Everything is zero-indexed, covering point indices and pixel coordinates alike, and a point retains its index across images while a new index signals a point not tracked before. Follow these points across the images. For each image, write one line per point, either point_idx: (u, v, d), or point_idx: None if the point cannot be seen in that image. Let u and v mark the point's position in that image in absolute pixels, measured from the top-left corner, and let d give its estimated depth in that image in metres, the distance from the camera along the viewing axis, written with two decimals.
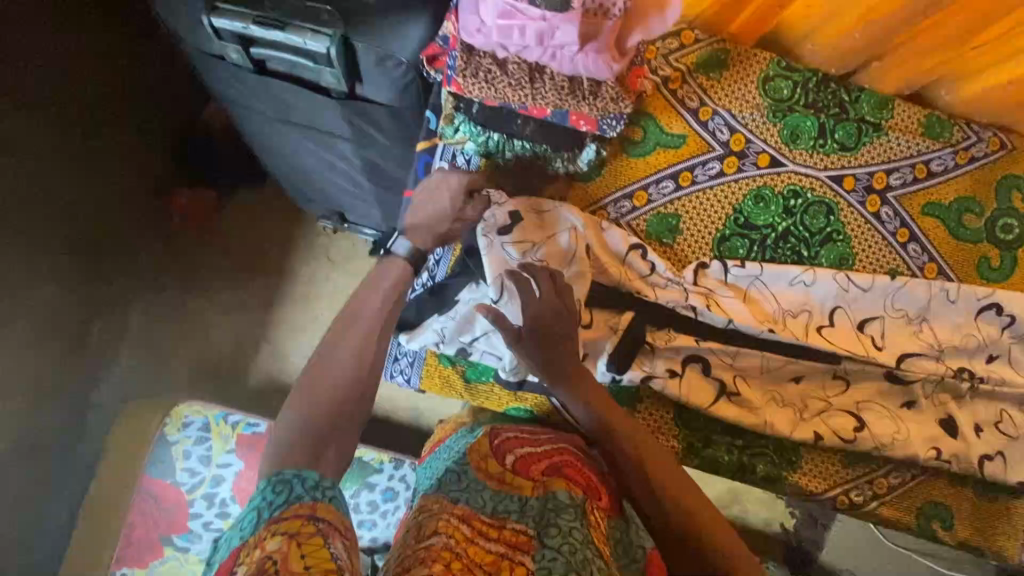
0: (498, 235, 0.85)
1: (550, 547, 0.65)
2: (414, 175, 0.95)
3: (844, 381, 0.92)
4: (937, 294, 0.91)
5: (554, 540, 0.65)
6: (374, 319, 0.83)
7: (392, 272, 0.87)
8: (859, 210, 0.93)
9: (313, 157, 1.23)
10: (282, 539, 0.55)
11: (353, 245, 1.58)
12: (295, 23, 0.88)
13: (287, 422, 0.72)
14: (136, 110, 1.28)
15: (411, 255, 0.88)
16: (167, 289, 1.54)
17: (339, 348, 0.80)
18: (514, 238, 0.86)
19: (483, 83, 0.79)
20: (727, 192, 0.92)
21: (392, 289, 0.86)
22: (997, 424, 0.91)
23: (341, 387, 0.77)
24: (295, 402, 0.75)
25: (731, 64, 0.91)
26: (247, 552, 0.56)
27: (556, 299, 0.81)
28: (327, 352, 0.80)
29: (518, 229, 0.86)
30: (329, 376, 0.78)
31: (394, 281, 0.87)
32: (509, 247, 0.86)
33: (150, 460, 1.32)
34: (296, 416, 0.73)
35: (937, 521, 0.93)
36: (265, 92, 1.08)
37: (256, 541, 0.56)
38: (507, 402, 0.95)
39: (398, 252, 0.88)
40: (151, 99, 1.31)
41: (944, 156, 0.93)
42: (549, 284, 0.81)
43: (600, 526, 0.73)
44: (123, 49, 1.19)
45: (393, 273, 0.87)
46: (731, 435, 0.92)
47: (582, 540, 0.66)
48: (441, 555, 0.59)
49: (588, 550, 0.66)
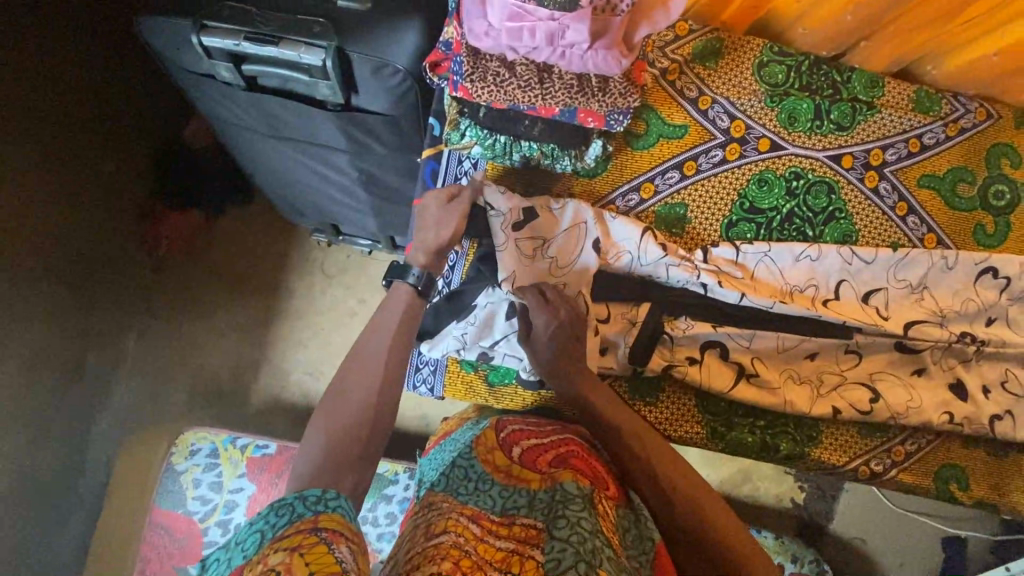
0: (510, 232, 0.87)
1: (558, 538, 0.62)
2: (420, 183, 0.93)
3: (856, 354, 0.93)
4: (937, 262, 0.93)
5: (562, 531, 0.63)
6: (389, 347, 0.83)
7: (400, 299, 0.86)
8: (859, 187, 0.95)
9: (307, 171, 1.21)
10: (284, 553, 0.55)
11: (347, 257, 1.56)
12: (288, 38, 0.87)
13: (306, 448, 0.73)
14: (115, 130, 1.25)
15: (425, 278, 0.86)
16: (160, 316, 1.51)
17: (353, 375, 0.80)
18: (524, 235, 0.88)
19: (493, 87, 0.78)
20: (731, 179, 0.93)
21: (403, 311, 0.85)
22: (1003, 384, 0.95)
23: (358, 415, 0.77)
24: (314, 428, 0.76)
25: (726, 52, 0.92)
26: (248, 568, 0.55)
27: (563, 307, 0.86)
28: (342, 380, 0.80)
29: (528, 227, 0.88)
30: (346, 403, 0.78)
31: (406, 311, 0.85)
32: (520, 244, 0.88)
33: (160, 492, 1.29)
34: (321, 439, 0.74)
35: (953, 483, 0.96)
36: (257, 110, 1.06)
37: (258, 557, 0.56)
38: (531, 403, 0.95)
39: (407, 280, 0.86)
40: (130, 118, 1.28)
41: (935, 129, 0.96)
42: (555, 293, 0.87)
43: (608, 516, 0.71)
44: (99, 71, 1.16)
45: (401, 300, 0.86)
46: (753, 416, 0.94)
47: (591, 529, 0.64)
48: (449, 552, 0.59)
49: (596, 539, 0.63)
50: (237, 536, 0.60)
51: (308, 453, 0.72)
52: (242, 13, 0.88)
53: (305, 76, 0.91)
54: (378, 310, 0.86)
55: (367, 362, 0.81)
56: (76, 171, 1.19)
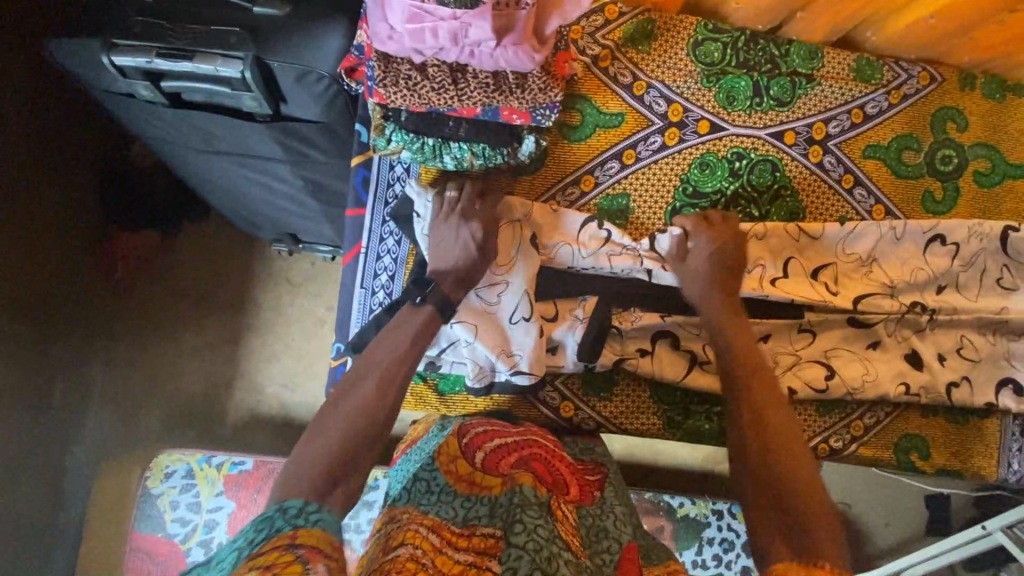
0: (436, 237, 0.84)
1: (515, 545, 0.61)
2: (352, 192, 0.92)
3: (810, 332, 0.93)
4: (885, 234, 0.92)
5: (519, 537, 0.62)
6: (396, 360, 0.75)
7: (417, 319, 0.79)
8: (803, 162, 0.93)
9: (251, 184, 1.16)
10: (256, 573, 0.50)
11: (312, 265, 1.51)
12: (203, 51, 0.83)
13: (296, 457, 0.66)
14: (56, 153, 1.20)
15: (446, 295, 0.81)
16: (123, 341, 1.45)
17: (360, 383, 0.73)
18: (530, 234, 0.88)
19: (406, 91, 0.76)
20: (673, 164, 0.91)
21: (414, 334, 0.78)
22: (959, 351, 0.94)
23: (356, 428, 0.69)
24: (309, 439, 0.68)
25: (659, 34, 0.90)
26: None
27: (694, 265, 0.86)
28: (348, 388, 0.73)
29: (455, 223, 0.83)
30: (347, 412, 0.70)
31: (418, 331, 0.78)
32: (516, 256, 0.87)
33: (137, 516, 1.26)
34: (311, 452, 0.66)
35: (914, 452, 0.96)
36: (188, 126, 1.02)
37: None
38: (483, 407, 0.94)
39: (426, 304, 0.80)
40: (71, 138, 1.24)
41: (877, 97, 0.94)
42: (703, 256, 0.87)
43: (567, 520, 0.70)
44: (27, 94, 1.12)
45: (420, 321, 0.79)
46: (710, 403, 0.93)
47: (547, 537, 0.62)
48: (406, 566, 0.58)
49: (553, 545, 0.62)
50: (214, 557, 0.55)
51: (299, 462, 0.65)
52: (153, 27, 0.84)
53: (226, 89, 0.87)
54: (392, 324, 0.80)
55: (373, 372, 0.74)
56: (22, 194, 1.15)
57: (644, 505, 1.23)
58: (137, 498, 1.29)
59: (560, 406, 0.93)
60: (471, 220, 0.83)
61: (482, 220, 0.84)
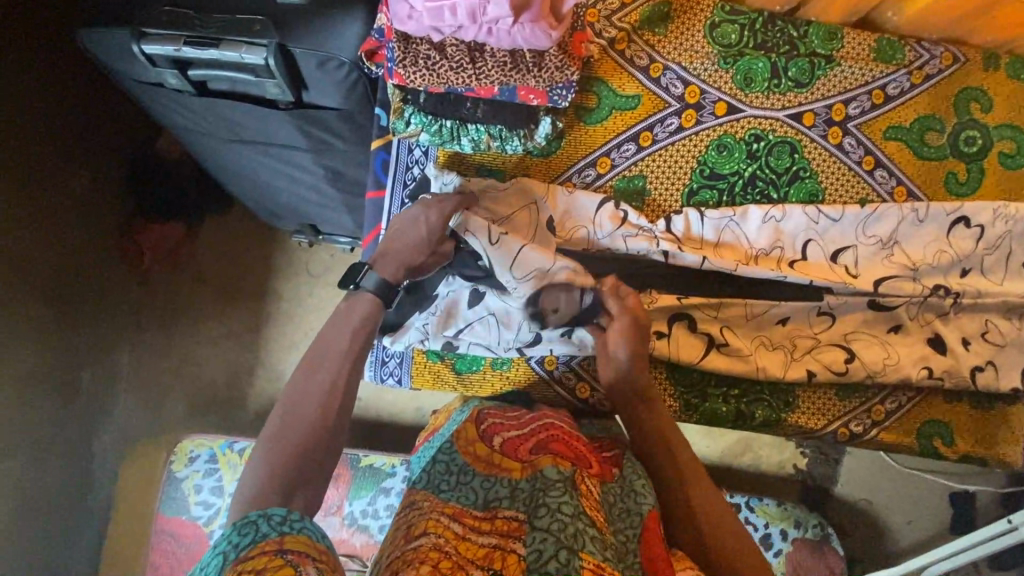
0: (438, 210, 0.84)
1: (539, 528, 0.56)
2: (372, 175, 0.95)
3: (829, 316, 0.92)
4: (907, 216, 0.91)
5: (543, 520, 0.57)
6: (343, 353, 0.77)
7: (360, 307, 0.80)
8: (822, 144, 0.92)
9: (272, 174, 1.16)
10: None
11: (331, 256, 1.48)
12: (228, 38, 0.83)
13: (251, 466, 0.67)
14: (67, 144, 1.21)
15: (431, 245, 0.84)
16: (151, 329, 1.46)
17: (310, 380, 0.74)
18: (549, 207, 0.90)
19: (425, 71, 0.78)
20: (689, 146, 0.91)
21: (361, 322, 0.79)
22: (984, 335, 0.93)
23: (309, 432, 0.70)
24: (265, 444, 0.69)
25: (675, 16, 0.90)
26: None
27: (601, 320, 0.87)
28: (298, 385, 0.73)
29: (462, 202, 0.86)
30: (300, 414, 0.71)
31: (364, 320, 0.79)
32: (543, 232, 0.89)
33: (163, 499, 1.26)
34: (270, 460, 0.67)
35: (937, 439, 0.94)
36: (213, 115, 1.03)
37: None
38: (501, 387, 0.95)
39: (367, 286, 0.80)
40: (69, 129, 1.21)
41: (899, 78, 0.93)
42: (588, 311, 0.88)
43: (592, 495, 0.66)
44: (47, 84, 1.14)
45: (363, 308, 0.80)
46: (726, 386, 0.93)
47: (572, 514, 0.58)
48: (428, 555, 0.54)
49: (579, 522, 0.58)
50: (200, 563, 0.55)
51: (254, 472, 0.66)
52: (181, 17, 0.84)
53: (250, 76, 0.87)
54: (334, 316, 0.80)
55: (322, 371, 0.74)
56: (32, 182, 1.15)
57: None
58: (163, 482, 1.29)
59: (577, 386, 0.94)
60: (429, 211, 0.84)
61: (441, 212, 0.84)
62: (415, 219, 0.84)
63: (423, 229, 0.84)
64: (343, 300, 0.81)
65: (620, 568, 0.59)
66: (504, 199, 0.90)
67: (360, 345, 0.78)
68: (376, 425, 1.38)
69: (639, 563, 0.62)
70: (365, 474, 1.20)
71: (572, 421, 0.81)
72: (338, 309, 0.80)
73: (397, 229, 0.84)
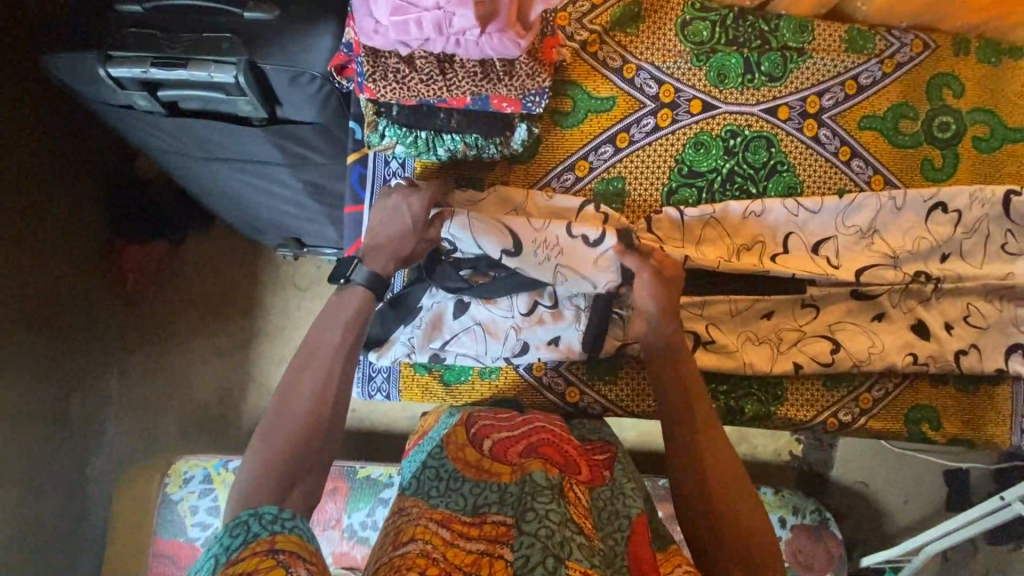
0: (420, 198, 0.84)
1: (527, 533, 0.56)
2: (350, 189, 0.95)
3: (813, 307, 0.92)
4: (885, 205, 0.92)
5: (531, 526, 0.57)
6: (336, 346, 0.75)
7: (353, 301, 0.78)
8: (798, 136, 0.92)
9: (250, 190, 1.14)
10: None
11: (316, 268, 1.47)
12: (196, 57, 0.82)
13: (246, 464, 0.67)
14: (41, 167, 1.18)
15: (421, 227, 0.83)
16: (137, 351, 1.42)
17: (303, 377, 0.73)
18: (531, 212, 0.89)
19: (395, 84, 0.77)
20: (666, 145, 0.91)
21: (354, 313, 0.77)
22: (966, 319, 0.93)
23: (304, 426, 0.70)
24: (260, 444, 0.68)
25: (646, 16, 0.91)
26: None
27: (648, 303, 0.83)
28: (292, 381, 0.73)
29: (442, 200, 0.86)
30: (295, 410, 0.71)
31: (356, 313, 0.77)
32: None
33: (158, 522, 1.24)
34: (263, 460, 0.67)
35: (925, 424, 0.95)
36: (187, 135, 1.02)
37: None
38: (489, 395, 0.95)
39: (357, 280, 0.78)
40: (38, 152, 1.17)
41: (871, 68, 0.93)
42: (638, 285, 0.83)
43: (580, 501, 0.66)
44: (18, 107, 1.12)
45: (355, 301, 0.77)
46: (714, 382, 0.93)
47: (559, 522, 0.58)
48: (415, 562, 0.54)
49: (566, 529, 0.58)
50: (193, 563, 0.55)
51: (249, 472, 0.66)
52: (147, 39, 0.82)
53: (222, 93, 0.86)
54: (326, 310, 0.78)
55: (314, 367, 0.74)
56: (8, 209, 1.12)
57: (658, 492, 1.13)
58: (156, 506, 1.27)
59: (566, 391, 0.94)
60: (411, 199, 0.83)
61: (424, 199, 0.84)
62: (397, 208, 0.82)
63: (406, 217, 0.82)
64: (336, 294, 0.79)
65: (606, 572, 0.59)
66: (486, 206, 0.89)
67: (353, 337, 0.76)
68: (370, 436, 1.37)
69: (626, 565, 0.62)
70: (361, 486, 1.19)
71: (564, 427, 0.81)
72: (330, 304, 0.78)
73: (376, 220, 0.83)
